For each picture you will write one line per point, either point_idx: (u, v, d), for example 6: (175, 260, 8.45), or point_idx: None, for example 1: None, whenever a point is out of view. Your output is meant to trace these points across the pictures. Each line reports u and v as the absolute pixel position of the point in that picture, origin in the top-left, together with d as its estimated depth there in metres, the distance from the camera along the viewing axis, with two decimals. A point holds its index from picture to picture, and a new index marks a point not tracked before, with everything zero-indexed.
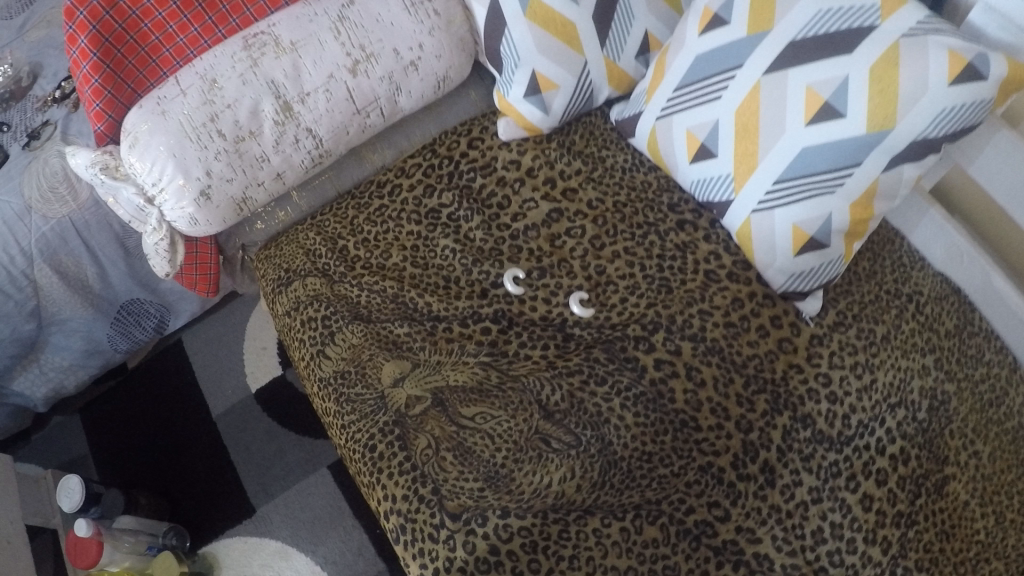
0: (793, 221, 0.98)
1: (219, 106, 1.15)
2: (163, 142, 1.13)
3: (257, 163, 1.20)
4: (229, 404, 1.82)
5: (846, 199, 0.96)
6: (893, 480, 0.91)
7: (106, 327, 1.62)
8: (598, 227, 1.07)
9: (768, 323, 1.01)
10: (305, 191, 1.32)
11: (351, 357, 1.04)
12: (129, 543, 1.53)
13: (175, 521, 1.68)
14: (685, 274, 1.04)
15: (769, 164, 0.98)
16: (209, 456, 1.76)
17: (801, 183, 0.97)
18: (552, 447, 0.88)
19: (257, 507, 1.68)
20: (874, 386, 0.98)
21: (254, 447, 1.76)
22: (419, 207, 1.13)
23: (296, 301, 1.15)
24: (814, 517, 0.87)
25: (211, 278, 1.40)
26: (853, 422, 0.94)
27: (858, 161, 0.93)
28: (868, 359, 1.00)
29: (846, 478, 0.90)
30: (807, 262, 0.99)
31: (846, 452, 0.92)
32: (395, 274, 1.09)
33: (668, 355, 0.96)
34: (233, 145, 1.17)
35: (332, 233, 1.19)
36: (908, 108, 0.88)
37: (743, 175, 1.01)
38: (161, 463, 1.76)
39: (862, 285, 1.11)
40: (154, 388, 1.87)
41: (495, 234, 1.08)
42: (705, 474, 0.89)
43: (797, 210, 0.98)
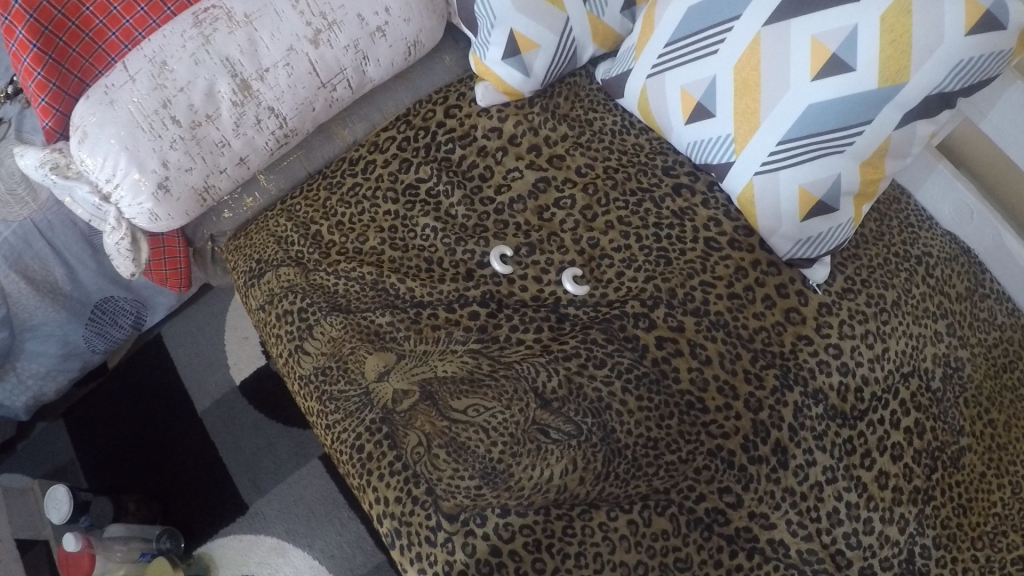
0: (801, 184, 0.91)
1: (171, 91, 1.03)
2: (113, 134, 1.02)
3: (217, 149, 1.09)
4: (214, 403, 1.74)
5: (856, 159, 0.89)
6: (909, 455, 0.88)
7: (81, 328, 1.52)
8: (588, 196, 0.99)
9: (774, 293, 0.95)
10: (271, 175, 1.22)
11: (332, 352, 0.96)
12: (122, 552, 1.47)
13: (168, 522, 1.64)
14: (684, 243, 0.97)
15: (774, 122, 0.90)
16: (196, 456, 1.70)
17: (808, 142, 0.89)
18: (551, 438, 0.83)
19: (250, 503, 1.63)
20: (887, 355, 0.93)
21: (243, 442, 1.69)
22: (396, 183, 1.04)
23: (270, 293, 1.07)
24: (830, 498, 0.84)
25: (182, 272, 1.30)
26: (866, 395, 0.90)
27: (870, 117, 0.86)
28: (879, 327, 0.95)
29: (862, 455, 0.87)
30: (815, 228, 0.93)
31: (861, 428, 0.88)
32: (374, 260, 1.00)
33: (670, 332, 0.90)
34: (189, 131, 1.06)
35: (304, 218, 1.10)
36: (923, 59, 0.81)
37: (744, 136, 0.93)
38: (148, 466, 1.70)
39: (870, 248, 1.05)
40: (132, 391, 1.78)
41: (479, 210, 1.00)
42: (714, 458, 0.84)
43: (803, 171, 0.90)
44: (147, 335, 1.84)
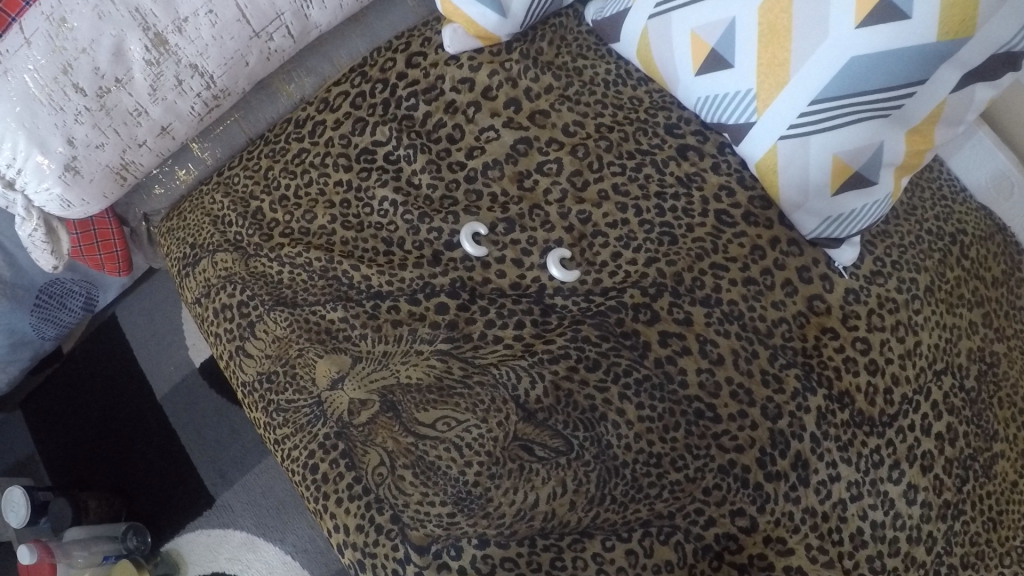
0: (834, 152, 0.77)
1: (69, 52, 0.81)
2: (4, 109, 0.81)
3: (131, 118, 0.89)
4: (173, 392, 1.59)
5: (899, 124, 0.76)
6: (938, 465, 0.84)
7: (26, 316, 1.28)
8: (578, 159, 0.81)
9: (795, 277, 0.84)
10: (204, 143, 1.02)
11: (277, 355, 0.81)
12: (82, 557, 1.34)
13: (135, 518, 1.51)
14: (691, 217, 0.82)
15: (806, 78, 0.74)
16: (160, 450, 1.56)
17: (848, 104, 0.73)
18: (535, 457, 0.71)
19: (217, 496, 1.51)
20: (919, 350, 0.85)
21: (207, 432, 1.56)
22: (349, 148, 0.86)
23: (207, 285, 0.91)
24: (853, 517, 0.79)
25: (120, 256, 1.11)
26: (896, 398, 0.83)
27: (926, 77, 0.71)
28: (911, 318, 0.86)
29: (889, 467, 0.82)
30: (846, 203, 0.80)
31: (889, 435, 0.82)
32: (323, 244, 0.83)
33: (677, 327, 0.77)
34: (97, 101, 0.85)
35: (243, 193, 0.93)
36: (996, 9, 0.66)
37: (768, 93, 0.77)
38: (110, 461, 1.56)
39: (901, 224, 0.92)
40: (85, 382, 1.62)
41: (446, 178, 0.83)
42: (725, 475, 0.75)
43: (839, 137, 0.76)
44: (99, 321, 1.67)
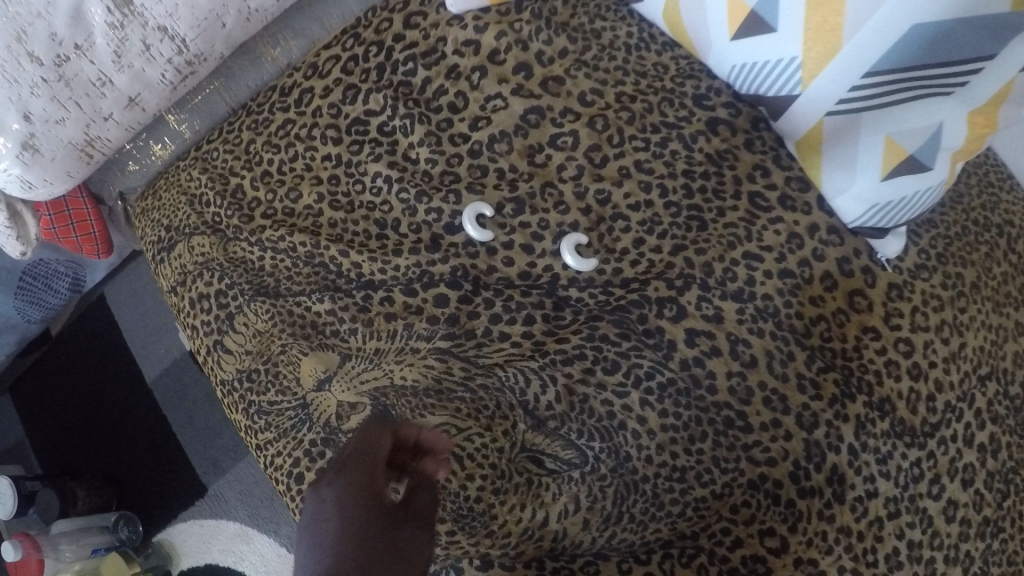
0: (884, 132, 0.69)
1: (23, 17, 0.72)
2: None
3: (94, 89, 0.80)
4: (164, 375, 1.50)
5: (961, 104, 0.67)
6: (980, 479, 0.76)
7: (8, 299, 1.20)
8: (596, 132, 0.72)
9: (836, 269, 0.74)
10: (181, 115, 0.92)
11: (258, 351, 0.73)
12: (71, 552, 1.29)
13: (126, 507, 1.44)
14: (722, 199, 0.73)
15: (864, 43, 0.63)
16: (151, 437, 1.47)
17: (906, 80, 0.65)
18: (544, 470, 0.64)
19: (209, 485, 1.41)
20: (964, 353, 0.77)
21: (198, 417, 1.46)
22: (338, 118, 0.77)
23: (183, 272, 0.82)
24: (890, 536, 0.72)
25: (98, 237, 1.02)
26: (939, 406, 0.75)
27: (995, 51, 0.63)
28: (956, 317, 0.78)
29: (929, 482, 0.74)
30: (896, 190, 0.71)
31: (931, 447, 0.75)
32: (309, 227, 0.74)
33: (705, 325, 0.68)
34: (54, 70, 0.76)
35: (221, 169, 0.83)
36: None
37: (817, 62, 0.67)
38: (101, 449, 1.49)
39: (946, 213, 0.83)
40: (75, 367, 1.55)
41: (447, 152, 0.72)
42: (755, 491, 0.68)
43: (890, 116, 0.68)
44: (87, 303, 1.58)
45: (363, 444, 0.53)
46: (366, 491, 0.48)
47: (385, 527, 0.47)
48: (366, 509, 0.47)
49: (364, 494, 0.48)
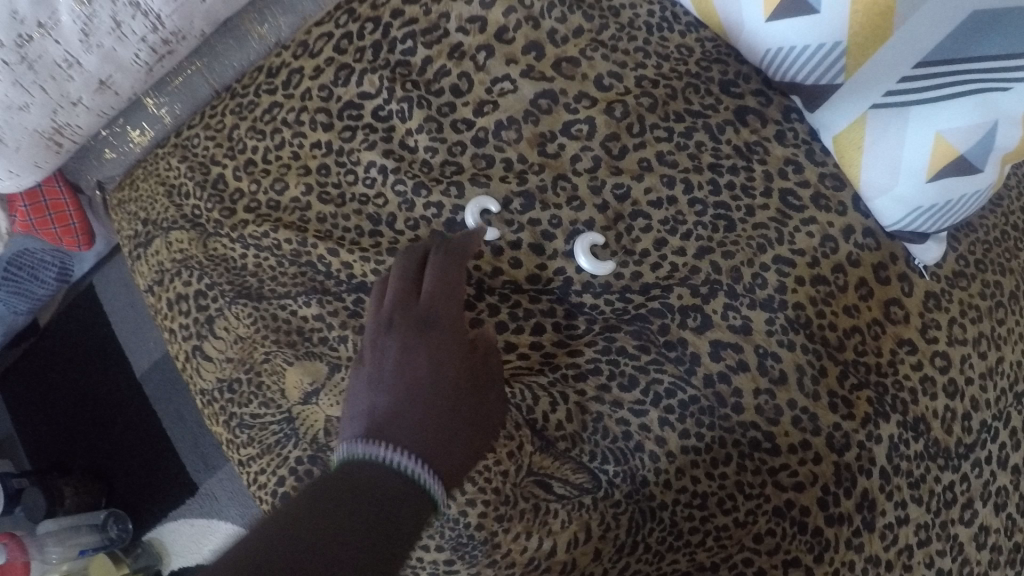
0: (933, 128, 0.62)
1: None
2: None
3: (60, 72, 0.72)
4: (154, 367, 1.36)
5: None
6: (1013, 502, 0.74)
7: None
8: (614, 120, 0.64)
9: (872, 276, 0.68)
10: (161, 98, 0.84)
11: (240, 359, 0.67)
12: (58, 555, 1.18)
13: (116, 502, 1.31)
14: (752, 196, 0.66)
15: (914, 33, 0.60)
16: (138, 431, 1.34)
17: (953, 75, 0.60)
18: (553, 496, 0.58)
19: (201, 484, 1.29)
20: (999, 368, 0.72)
21: (190, 415, 1.32)
22: (330, 102, 0.69)
23: (160, 269, 0.75)
24: (914, 562, 0.69)
25: (77, 228, 0.96)
26: (974, 425, 0.71)
27: None
28: (994, 329, 0.72)
29: (961, 507, 0.72)
30: (943, 191, 0.64)
31: (964, 469, 0.71)
32: (295, 223, 0.66)
33: (732, 337, 0.61)
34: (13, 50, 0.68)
35: (202, 157, 0.76)
36: None
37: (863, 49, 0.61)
38: (81, 447, 1.35)
39: (986, 217, 0.77)
40: (55, 354, 1.40)
41: (448, 139, 0.65)
42: (780, 519, 0.62)
43: (942, 112, 0.61)
44: None
45: (442, 287, 0.53)
46: (449, 340, 0.50)
47: (467, 371, 0.50)
48: (449, 356, 0.50)
49: (446, 341, 0.51)
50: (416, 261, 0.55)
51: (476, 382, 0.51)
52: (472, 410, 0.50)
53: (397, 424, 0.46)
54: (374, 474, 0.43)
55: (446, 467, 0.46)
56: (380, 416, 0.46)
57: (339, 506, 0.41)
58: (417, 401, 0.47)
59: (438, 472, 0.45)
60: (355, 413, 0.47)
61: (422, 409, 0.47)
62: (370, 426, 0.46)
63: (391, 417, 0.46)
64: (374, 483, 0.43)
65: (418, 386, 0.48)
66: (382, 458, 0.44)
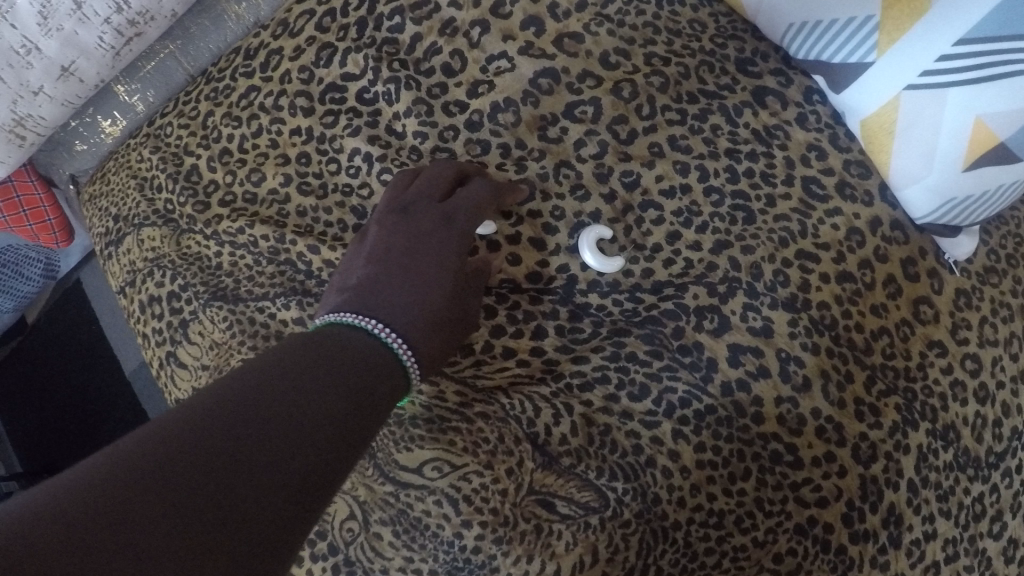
0: (974, 112, 0.55)
1: None
2: None
3: (17, 58, 0.67)
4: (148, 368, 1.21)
5: None
6: None
7: None
8: (621, 102, 0.58)
9: (901, 272, 0.62)
10: (132, 84, 0.78)
11: (216, 366, 0.61)
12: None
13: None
14: (772, 185, 0.60)
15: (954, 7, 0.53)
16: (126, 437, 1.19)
17: (1003, 52, 0.53)
18: (557, 516, 0.53)
19: None
20: None
21: None
22: (311, 84, 0.63)
23: (132, 269, 0.69)
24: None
25: (55, 224, 0.89)
26: (1005, 432, 0.66)
27: None
28: None
29: (990, 519, 0.67)
30: (979, 182, 0.58)
31: (995, 479, 0.66)
32: (273, 217, 0.61)
33: (750, 340, 0.56)
34: None
35: (175, 147, 0.70)
36: None
37: (897, 25, 0.55)
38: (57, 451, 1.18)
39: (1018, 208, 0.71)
40: (33, 353, 1.23)
41: (439, 123, 0.59)
42: (803, 538, 0.57)
43: (987, 94, 0.54)
44: None
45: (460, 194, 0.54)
46: (447, 242, 0.52)
47: (457, 274, 0.51)
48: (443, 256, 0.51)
49: (444, 243, 0.52)
50: (435, 169, 0.56)
51: (465, 288, 0.52)
52: (458, 311, 0.51)
53: (383, 304, 0.48)
54: (355, 344, 0.44)
55: (421, 354, 0.47)
56: (370, 293, 0.48)
57: (315, 369, 0.41)
58: (406, 288, 0.49)
59: (413, 355, 0.47)
60: (346, 284, 0.50)
61: (409, 297, 0.49)
62: (357, 300, 0.48)
63: (379, 296, 0.48)
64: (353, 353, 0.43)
65: (408, 276, 0.50)
66: (365, 327, 0.46)
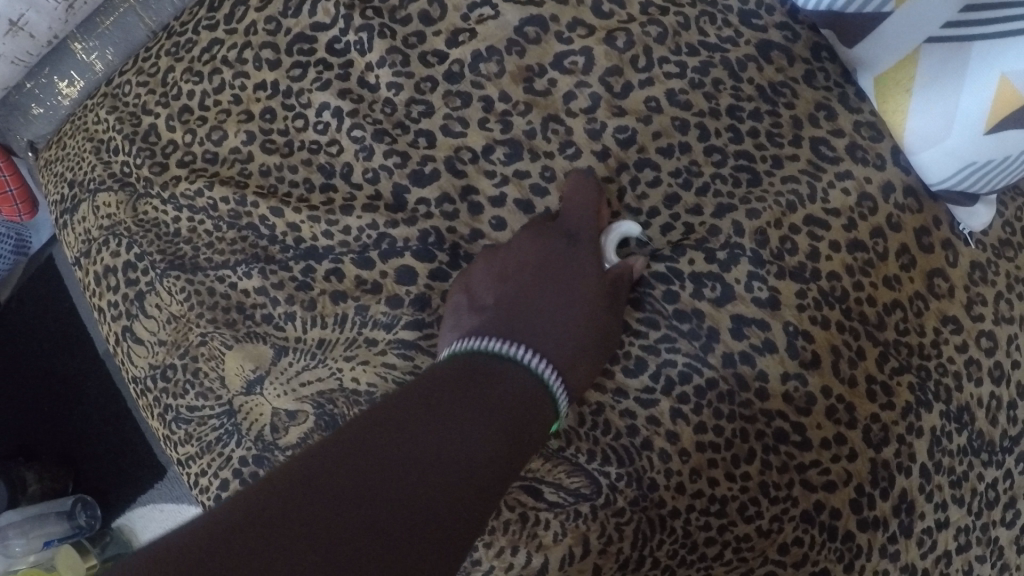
0: (998, 68, 0.51)
1: None
2: None
3: None
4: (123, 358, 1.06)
5: None
6: None
7: None
8: (615, 51, 0.53)
9: (914, 242, 0.57)
10: (90, 42, 0.70)
11: (174, 341, 0.56)
12: (20, 546, 0.86)
13: (83, 491, 0.94)
14: (779, 145, 0.55)
15: None
16: (95, 417, 0.96)
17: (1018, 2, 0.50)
18: (543, 503, 0.50)
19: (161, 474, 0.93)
20: None
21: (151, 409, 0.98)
22: (277, 34, 0.57)
23: (86, 239, 0.62)
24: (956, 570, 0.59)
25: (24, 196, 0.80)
26: (1020, 415, 0.61)
27: None
28: None
29: (1002, 507, 0.62)
30: (1003, 145, 0.53)
31: (1008, 464, 0.62)
32: (234, 177, 0.55)
33: (755, 313, 0.51)
34: None
35: (133, 106, 0.63)
36: None
37: None
38: (16, 430, 0.96)
39: None
40: None
41: (416, 74, 0.54)
42: (810, 527, 0.53)
43: (1011, 50, 0.50)
44: None
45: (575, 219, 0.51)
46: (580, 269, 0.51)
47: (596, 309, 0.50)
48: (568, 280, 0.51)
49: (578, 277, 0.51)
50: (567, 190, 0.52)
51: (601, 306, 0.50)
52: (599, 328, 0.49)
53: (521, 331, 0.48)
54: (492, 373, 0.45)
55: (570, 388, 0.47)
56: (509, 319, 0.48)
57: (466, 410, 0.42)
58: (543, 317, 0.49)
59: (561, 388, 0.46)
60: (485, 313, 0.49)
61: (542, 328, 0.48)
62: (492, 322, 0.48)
63: (517, 321, 0.48)
64: (497, 387, 0.44)
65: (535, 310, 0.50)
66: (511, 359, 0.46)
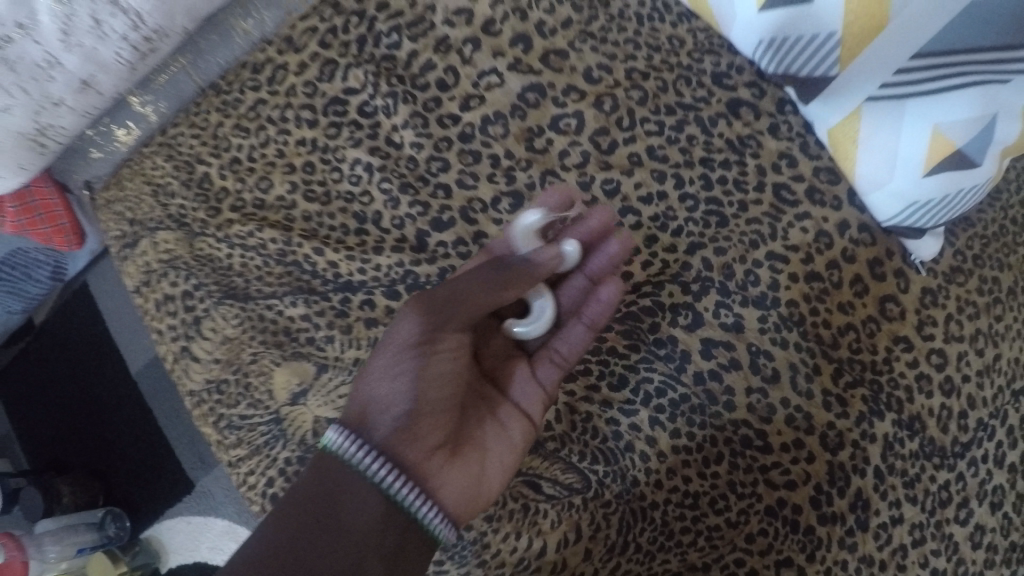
0: (930, 121, 0.59)
1: None
2: None
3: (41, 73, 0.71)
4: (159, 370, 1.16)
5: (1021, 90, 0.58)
6: (1010, 502, 0.69)
7: None
8: (602, 113, 0.63)
9: (867, 272, 0.66)
10: (146, 96, 0.80)
11: (227, 360, 0.66)
12: (54, 552, 0.93)
13: (111, 504, 1.03)
14: (744, 191, 0.65)
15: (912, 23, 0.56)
16: (137, 424, 1.05)
17: (946, 62, 0.57)
18: (542, 496, 0.59)
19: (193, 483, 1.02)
20: (998, 366, 0.69)
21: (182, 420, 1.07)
22: (315, 97, 0.67)
23: (147, 272, 0.72)
24: (913, 563, 0.66)
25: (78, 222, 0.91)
26: (970, 424, 0.68)
27: None
28: (992, 326, 0.70)
29: (956, 506, 0.68)
30: (941, 187, 0.61)
31: (960, 468, 0.68)
32: (281, 221, 0.66)
33: (722, 335, 0.61)
34: None
35: (187, 156, 0.73)
36: None
37: (861, 41, 0.59)
38: (68, 435, 1.07)
39: (984, 212, 0.74)
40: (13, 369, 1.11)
41: (434, 134, 0.64)
42: (773, 519, 0.61)
43: (940, 106, 0.59)
44: None
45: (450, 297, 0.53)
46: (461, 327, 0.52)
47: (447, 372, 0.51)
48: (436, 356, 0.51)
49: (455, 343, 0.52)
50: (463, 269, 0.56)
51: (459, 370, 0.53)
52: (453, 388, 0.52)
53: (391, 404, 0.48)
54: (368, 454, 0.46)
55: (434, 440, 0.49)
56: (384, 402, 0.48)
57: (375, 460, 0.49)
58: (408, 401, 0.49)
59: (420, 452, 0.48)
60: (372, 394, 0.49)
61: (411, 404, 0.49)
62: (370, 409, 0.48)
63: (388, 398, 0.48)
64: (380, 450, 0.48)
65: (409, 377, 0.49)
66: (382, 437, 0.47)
